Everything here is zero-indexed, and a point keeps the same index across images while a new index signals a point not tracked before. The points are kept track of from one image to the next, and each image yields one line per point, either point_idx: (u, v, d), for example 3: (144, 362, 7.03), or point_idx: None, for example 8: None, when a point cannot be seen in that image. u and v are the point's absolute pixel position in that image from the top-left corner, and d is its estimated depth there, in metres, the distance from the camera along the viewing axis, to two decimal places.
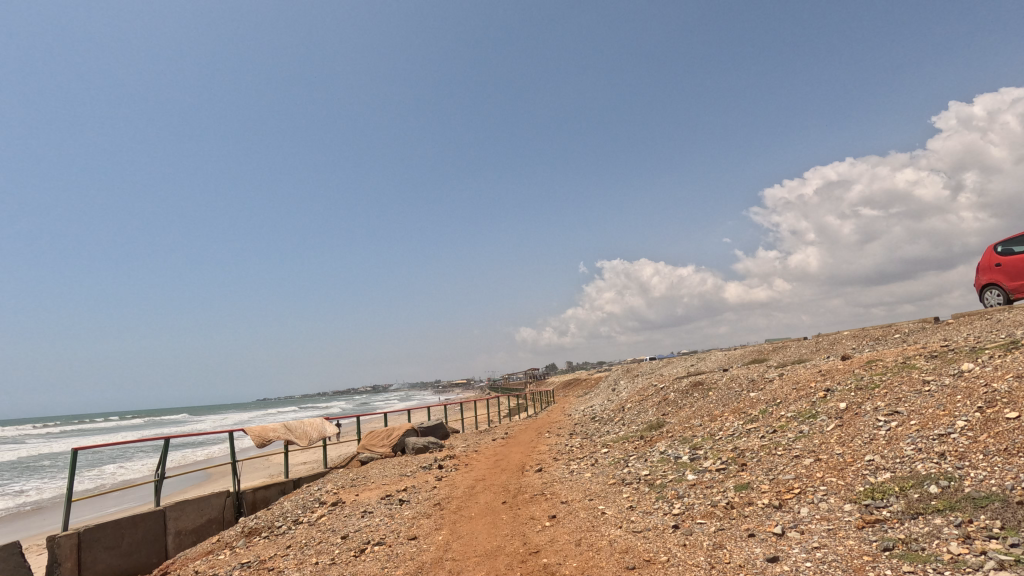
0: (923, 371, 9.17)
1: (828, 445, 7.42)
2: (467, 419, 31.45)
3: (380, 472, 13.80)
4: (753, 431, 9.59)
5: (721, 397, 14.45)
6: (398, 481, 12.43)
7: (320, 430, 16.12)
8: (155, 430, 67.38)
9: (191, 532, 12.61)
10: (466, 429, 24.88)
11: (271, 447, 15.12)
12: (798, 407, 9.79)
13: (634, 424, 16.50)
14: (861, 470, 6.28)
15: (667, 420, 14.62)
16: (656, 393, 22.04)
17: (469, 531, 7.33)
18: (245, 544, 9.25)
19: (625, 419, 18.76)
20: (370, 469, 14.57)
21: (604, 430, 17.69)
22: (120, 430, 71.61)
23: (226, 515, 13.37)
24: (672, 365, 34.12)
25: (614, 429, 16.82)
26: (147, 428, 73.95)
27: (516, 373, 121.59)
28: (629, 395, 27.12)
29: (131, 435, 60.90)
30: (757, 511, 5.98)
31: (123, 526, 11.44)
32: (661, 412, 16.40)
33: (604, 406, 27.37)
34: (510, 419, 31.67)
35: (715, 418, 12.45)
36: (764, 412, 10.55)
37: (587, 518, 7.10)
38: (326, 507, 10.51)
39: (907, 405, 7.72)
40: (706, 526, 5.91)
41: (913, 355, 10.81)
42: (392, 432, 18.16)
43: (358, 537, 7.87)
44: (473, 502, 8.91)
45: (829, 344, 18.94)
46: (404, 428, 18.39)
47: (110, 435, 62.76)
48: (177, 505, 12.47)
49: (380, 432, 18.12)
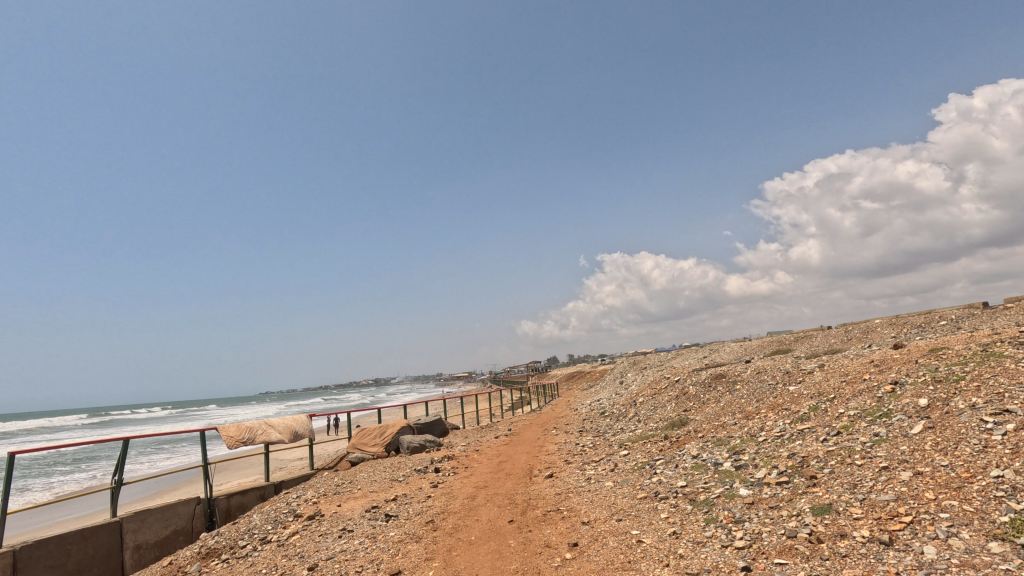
0: (1019, 360, 7.60)
1: (924, 452, 5.84)
2: (468, 414, 29.92)
3: (369, 476, 12.29)
4: (808, 433, 8.03)
5: (754, 392, 12.86)
6: (388, 489, 10.87)
7: (305, 428, 14.58)
8: (151, 425, 65.92)
9: (153, 546, 11.13)
10: (466, 425, 23.34)
11: (249, 448, 13.58)
12: (863, 404, 8.18)
13: (652, 422, 14.93)
14: (992, 491, 4.68)
15: (692, 417, 13.09)
16: (672, 387, 20.42)
17: (467, 564, 5.78)
18: (199, 570, 7.69)
19: (640, 415, 17.26)
20: (358, 472, 12.99)
21: (618, 428, 16.11)
22: (114, 425, 70.28)
23: (196, 526, 11.89)
24: (683, 357, 32.44)
25: (629, 427, 15.33)
26: (143, 422, 72.54)
27: (518, 367, 120.03)
28: (640, 389, 25.56)
29: (124, 431, 59.48)
30: (858, 549, 4.40)
31: (70, 542, 9.92)
32: (683, 408, 14.81)
33: (613, 400, 25.94)
34: (514, 413, 30.26)
35: (752, 416, 10.86)
36: (816, 410, 8.99)
37: (619, 550, 5.51)
38: (301, 523, 8.98)
39: (1020, 403, 6.13)
40: (790, 571, 4.33)
41: (989, 342, 9.23)
42: (385, 429, 16.63)
43: (329, 568, 6.31)
44: (472, 522, 7.34)
45: (863, 334, 17.27)
46: (398, 425, 16.87)
47: (104, 431, 61.36)
48: (137, 516, 10.96)
49: (372, 430, 16.56)
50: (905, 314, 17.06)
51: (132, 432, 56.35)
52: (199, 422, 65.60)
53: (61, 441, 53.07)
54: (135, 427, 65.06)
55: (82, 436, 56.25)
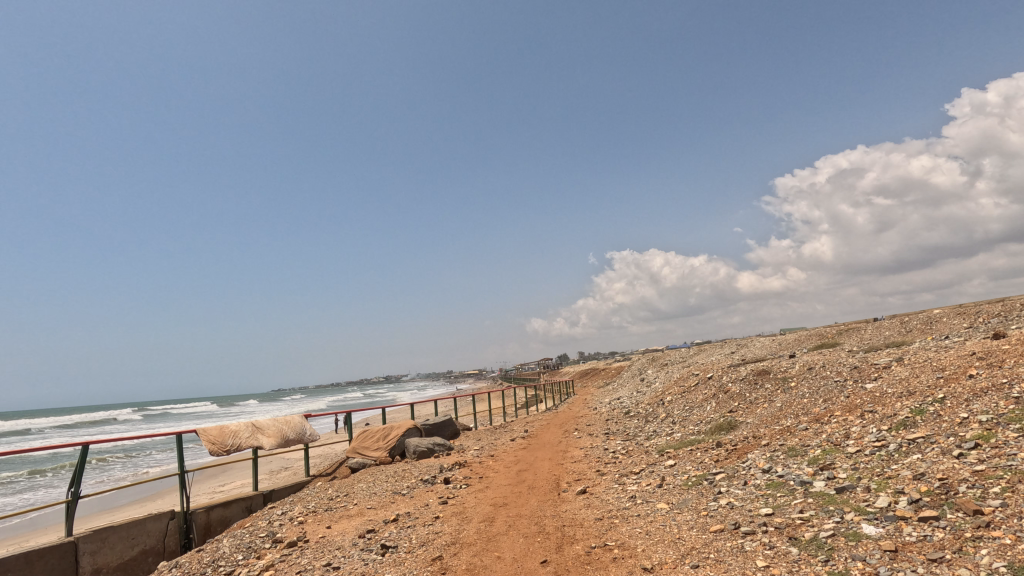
0: None
1: None
2: (479, 413, 28.27)
3: (367, 487, 10.58)
4: (928, 445, 6.18)
5: (815, 390, 11.01)
6: (389, 504, 9.20)
7: (298, 430, 12.99)
8: (156, 423, 64.97)
9: (116, 570, 9.54)
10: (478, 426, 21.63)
11: (233, 453, 11.95)
12: (996, 408, 6.34)
13: (691, 425, 13.15)
14: None
15: (743, 421, 11.23)
16: (705, 385, 18.60)
17: None
18: None
19: (673, 417, 15.42)
20: (355, 482, 11.32)
21: (650, 431, 14.33)
22: (120, 422, 69.43)
23: (167, 544, 10.31)
24: (709, 353, 30.57)
25: (665, 431, 13.50)
26: (149, 420, 71.64)
27: (528, 364, 118.33)
28: (665, 386, 23.78)
29: (130, 428, 58.47)
30: None
31: (10, 569, 8.32)
32: (726, 409, 13.01)
33: (636, 399, 24.12)
34: (529, 413, 28.50)
35: (825, 419, 9.01)
36: (924, 414, 7.15)
37: None
38: (278, 553, 7.26)
39: None
40: None
41: None
42: (389, 432, 14.93)
43: None
44: (492, 562, 5.61)
45: (925, 327, 15.40)
46: (403, 427, 15.17)
47: (109, 428, 60.47)
48: (97, 535, 9.38)
49: (374, 432, 14.87)
50: (974, 302, 15.18)
51: (139, 430, 55.35)
52: (208, 420, 64.54)
53: (71, 437, 52.33)
54: (144, 424, 64.28)
55: (93, 433, 55.48)
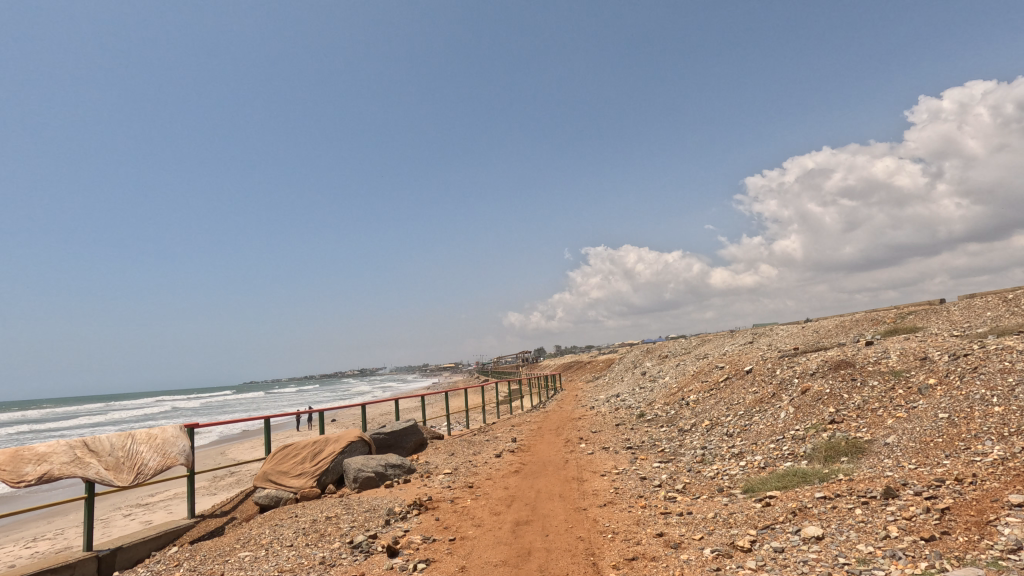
0: None
1: None
2: (453, 411, 23.68)
3: (250, 566, 5.97)
4: None
5: (999, 389, 6.82)
6: None
7: (165, 454, 8.50)
8: (95, 421, 58.63)
9: None
10: (452, 433, 17.10)
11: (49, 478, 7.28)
12: None
13: (768, 442, 8.87)
14: None
15: (886, 444, 6.89)
16: (746, 381, 14.39)
17: None
18: None
19: (721, 427, 11.12)
20: (236, 547, 6.68)
21: (698, 449, 10.05)
22: (55, 420, 62.61)
23: None
24: (721, 343, 26.91)
25: (727, 452, 9.16)
26: (92, 416, 65.18)
27: (507, 357, 114.01)
28: (681, 380, 19.66)
29: (61, 427, 52.12)
30: None
31: None
32: (821, 418, 8.77)
33: (645, 397, 19.97)
34: (515, 412, 24.19)
35: None
36: None
37: None
38: None
39: None
40: None
41: None
42: (319, 448, 10.31)
43: None
44: None
45: None
46: (341, 441, 10.56)
47: (38, 427, 53.94)
48: None
49: (298, 449, 10.18)
50: None
51: (72, 429, 48.91)
52: (156, 416, 58.32)
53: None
54: (85, 422, 57.87)
55: (19, 433, 48.78)
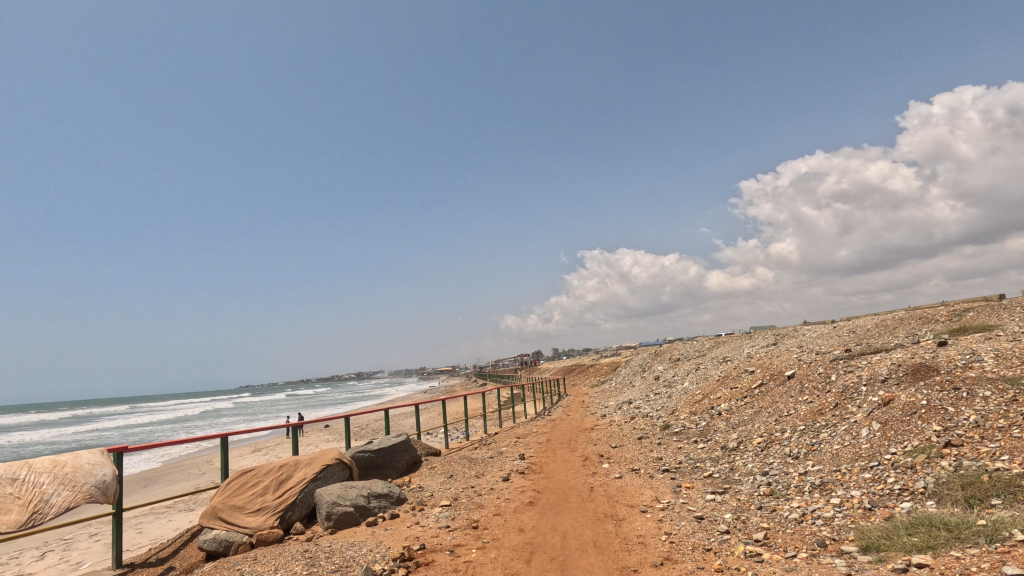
0: None
1: None
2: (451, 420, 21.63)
3: None
4: None
5: None
6: None
7: (71, 486, 6.44)
8: (75, 426, 56.15)
9: None
10: (450, 447, 15.05)
11: None
12: None
13: (858, 470, 6.88)
14: None
15: None
16: (791, 388, 12.40)
17: None
18: None
19: (780, 446, 9.10)
20: None
21: (758, 475, 8.03)
22: (34, 426, 59.99)
23: None
24: (740, 344, 25.02)
25: (805, 482, 7.15)
26: (74, 422, 62.72)
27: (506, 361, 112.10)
28: (704, 386, 17.71)
29: (41, 434, 49.71)
30: None
31: None
32: (928, 439, 6.79)
33: (665, 405, 17.96)
34: (519, 421, 22.16)
35: None
36: None
37: None
38: None
39: None
40: None
41: None
42: (285, 476, 8.28)
43: None
44: None
45: None
46: (313, 466, 8.51)
47: (17, 433, 51.49)
48: None
49: (259, 477, 8.14)
50: None
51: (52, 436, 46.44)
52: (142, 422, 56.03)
53: None
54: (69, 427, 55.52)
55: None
